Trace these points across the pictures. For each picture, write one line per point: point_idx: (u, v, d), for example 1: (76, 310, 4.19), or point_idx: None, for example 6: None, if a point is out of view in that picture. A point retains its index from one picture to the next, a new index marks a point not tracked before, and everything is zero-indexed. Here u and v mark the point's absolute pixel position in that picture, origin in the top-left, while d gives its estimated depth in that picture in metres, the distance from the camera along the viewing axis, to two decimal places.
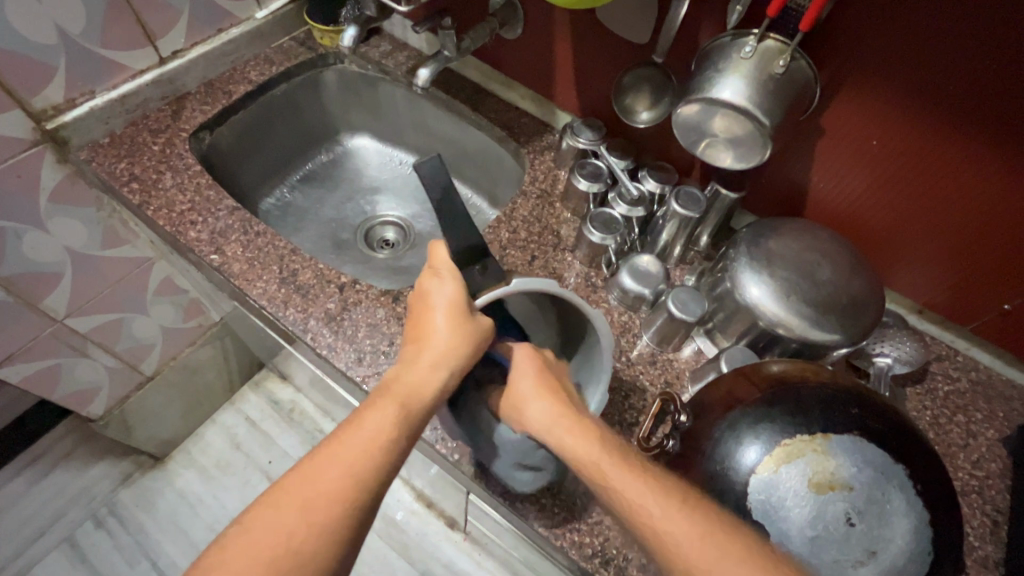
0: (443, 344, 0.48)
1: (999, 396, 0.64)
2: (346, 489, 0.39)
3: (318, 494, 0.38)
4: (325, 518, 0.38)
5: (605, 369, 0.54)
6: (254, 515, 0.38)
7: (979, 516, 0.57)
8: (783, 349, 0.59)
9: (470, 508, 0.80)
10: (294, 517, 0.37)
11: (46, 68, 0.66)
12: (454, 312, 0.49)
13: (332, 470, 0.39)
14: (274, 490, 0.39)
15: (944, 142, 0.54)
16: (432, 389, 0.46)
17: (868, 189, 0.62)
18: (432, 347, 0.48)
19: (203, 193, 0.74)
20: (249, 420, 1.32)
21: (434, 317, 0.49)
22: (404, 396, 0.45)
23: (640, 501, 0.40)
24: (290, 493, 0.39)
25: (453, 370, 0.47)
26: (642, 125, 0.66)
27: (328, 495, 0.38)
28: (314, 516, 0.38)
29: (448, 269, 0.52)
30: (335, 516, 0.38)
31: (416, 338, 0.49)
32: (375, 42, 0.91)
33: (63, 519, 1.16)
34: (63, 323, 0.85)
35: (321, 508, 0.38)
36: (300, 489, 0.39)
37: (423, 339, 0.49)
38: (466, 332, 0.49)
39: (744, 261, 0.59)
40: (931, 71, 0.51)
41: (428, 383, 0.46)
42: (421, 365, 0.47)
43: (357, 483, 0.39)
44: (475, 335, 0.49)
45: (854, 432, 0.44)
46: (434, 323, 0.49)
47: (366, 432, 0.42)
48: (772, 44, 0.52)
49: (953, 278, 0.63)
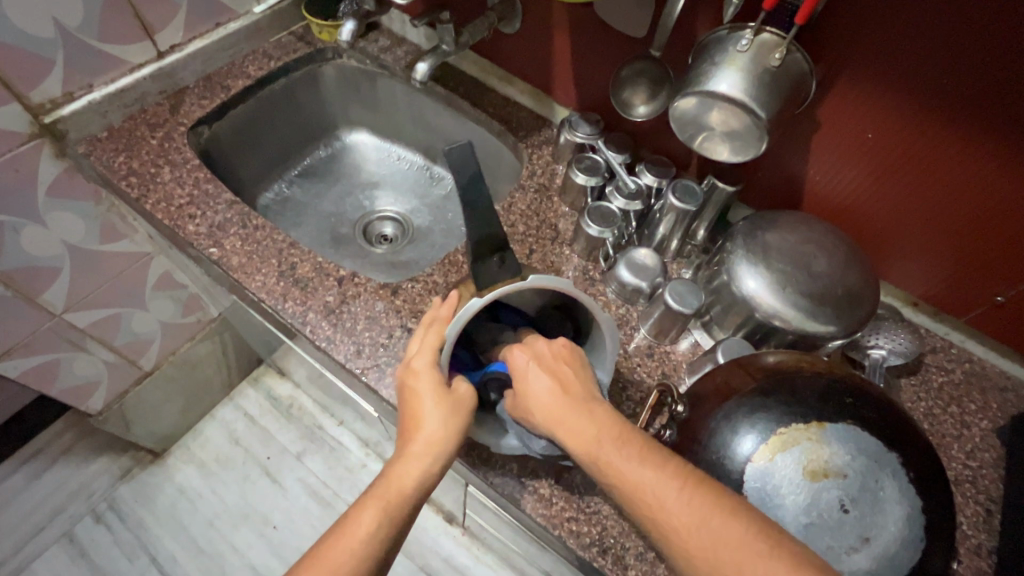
0: (429, 433, 0.45)
1: (993, 387, 0.65)
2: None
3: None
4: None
5: (607, 361, 0.55)
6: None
7: (972, 505, 0.57)
8: (779, 341, 0.60)
9: (469, 501, 0.81)
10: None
11: (44, 61, 0.66)
12: (433, 396, 0.47)
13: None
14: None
15: (939, 138, 0.55)
16: (422, 481, 0.44)
17: (865, 182, 0.62)
18: (419, 437, 0.45)
19: (202, 187, 0.74)
20: (248, 416, 1.33)
21: (416, 404, 0.47)
22: (391, 492, 0.43)
23: (637, 481, 0.40)
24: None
25: (442, 458, 0.45)
26: (639, 119, 0.66)
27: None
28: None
29: (425, 350, 0.49)
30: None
31: (402, 427, 0.47)
32: (374, 37, 0.91)
33: (62, 515, 1.16)
34: (62, 318, 0.85)
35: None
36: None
37: (408, 430, 0.46)
38: (451, 418, 0.46)
39: (741, 254, 0.60)
40: (926, 67, 0.51)
41: (415, 475, 0.44)
42: (408, 458, 0.45)
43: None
44: (460, 418, 0.47)
45: (849, 420, 0.45)
46: (417, 411, 0.46)
47: (351, 538, 0.40)
48: (769, 38, 0.52)
49: (947, 270, 0.63)
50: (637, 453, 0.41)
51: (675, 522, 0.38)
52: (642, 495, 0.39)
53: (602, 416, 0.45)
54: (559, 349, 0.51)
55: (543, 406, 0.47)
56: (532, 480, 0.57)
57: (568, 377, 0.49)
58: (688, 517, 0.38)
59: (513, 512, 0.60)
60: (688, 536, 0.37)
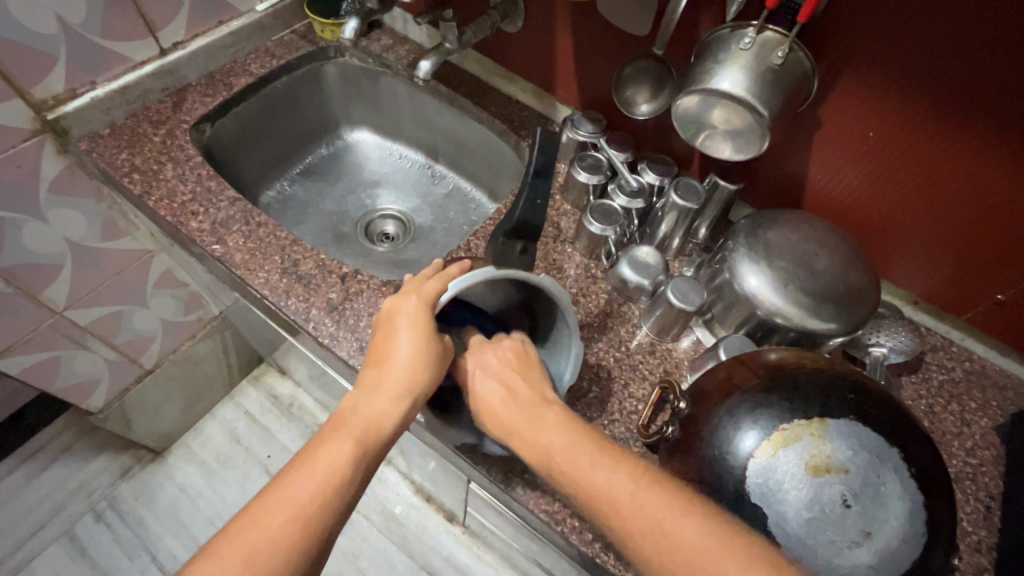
0: (397, 376, 0.47)
1: (993, 385, 0.65)
2: (292, 537, 0.39)
3: (263, 542, 0.38)
4: (273, 564, 0.37)
5: (572, 357, 0.57)
6: (196, 565, 0.37)
7: (972, 502, 0.58)
8: (780, 338, 0.60)
9: (470, 499, 0.81)
10: (239, 568, 0.37)
11: (47, 58, 0.66)
12: (420, 336, 0.48)
13: (276, 518, 0.39)
14: (219, 538, 0.38)
15: (937, 135, 0.55)
16: (387, 422, 0.45)
17: (865, 180, 0.63)
18: (389, 376, 0.47)
19: (205, 184, 0.74)
20: (248, 414, 1.33)
21: (399, 340, 0.48)
22: (363, 430, 0.44)
23: (598, 485, 0.40)
24: (235, 541, 0.38)
25: (415, 401, 0.47)
26: (642, 117, 0.67)
27: (275, 536, 0.38)
28: (256, 563, 0.37)
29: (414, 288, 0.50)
30: (284, 561, 0.38)
31: (373, 361, 0.48)
32: (376, 35, 0.91)
33: (62, 513, 1.16)
34: (63, 315, 0.85)
35: (268, 552, 0.38)
36: (246, 536, 0.38)
37: (386, 364, 0.47)
38: (421, 366, 0.47)
39: (743, 252, 0.60)
40: (927, 66, 0.52)
41: (381, 415, 0.45)
42: (382, 398, 0.46)
43: (304, 528, 0.39)
44: (429, 368, 0.48)
45: (850, 417, 0.45)
46: (398, 348, 0.48)
47: (317, 469, 0.41)
48: (772, 36, 0.52)
49: (947, 269, 0.64)
50: (603, 454, 0.42)
51: (637, 523, 0.38)
52: (604, 496, 0.40)
53: (546, 424, 0.45)
54: (508, 348, 0.51)
55: (499, 414, 0.47)
56: (534, 476, 0.57)
57: (512, 381, 0.49)
58: (653, 518, 0.38)
59: (515, 509, 0.60)
60: (649, 537, 0.38)
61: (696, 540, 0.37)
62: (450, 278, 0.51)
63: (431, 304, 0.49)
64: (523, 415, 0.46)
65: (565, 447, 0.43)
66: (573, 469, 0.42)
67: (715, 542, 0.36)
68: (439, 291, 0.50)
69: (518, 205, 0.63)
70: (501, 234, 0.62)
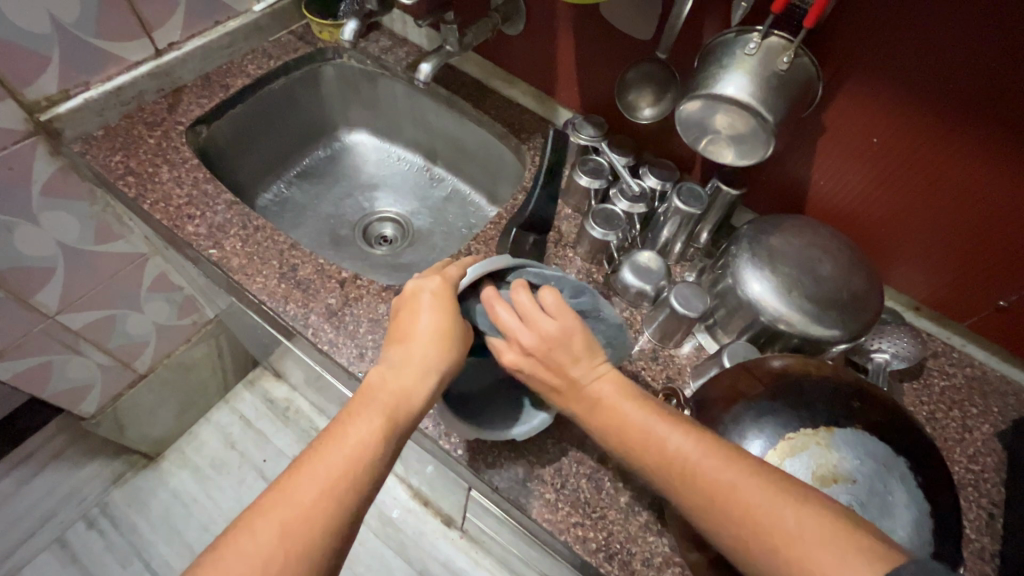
0: (425, 351, 0.46)
1: (995, 391, 0.65)
2: (326, 511, 0.38)
3: (297, 516, 0.37)
4: (306, 539, 0.36)
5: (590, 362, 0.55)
6: (228, 540, 0.36)
7: (975, 509, 0.57)
8: (784, 344, 0.60)
9: (469, 505, 0.80)
10: (273, 543, 0.36)
11: (40, 58, 0.65)
12: (444, 313, 0.48)
13: (310, 491, 0.38)
14: (253, 513, 0.37)
15: (941, 142, 0.55)
16: (417, 399, 0.45)
17: (867, 185, 0.63)
18: (416, 351, 0.46)
19: (201, 187, 0.73)
20: (243, 418, 1.31)
21: (423, 317, 0.48)
22: (391, 405, 0.44)
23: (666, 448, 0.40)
24: (267, 515, 0.37)
25: (441, 377, 0.47)
26: (645, 122, 0.66)
27: (309, 509, 0.37)
28: (291, 538, 0.36)
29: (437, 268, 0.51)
30: (319, 534, 0.37)
31: (397, 339, 0.48)
32: (374, 37, 0.90)
33: (53, 519, 1.14)
34: (55, 320, 0.84)
35: (301, 526, 0.37)
36: (279, 509, 0.37)
37: (411, 341, 0.47)
38: (448, 343, 0.47)
39: (746, 257, 0.60)
40: (933, 73, 0.51)
41: (411, 390, 0.45)
42: (410, 373, 0.45)
43: (338, 502, 0.38)
44: (455, 348, 0.48)
45: (857, 426, 0.45)
46: (423, 324, 0.47)
47: (350, 443, 0.41)
48: (777, 41, 0.52)
49: (948, 274, 0.64)
50: (670, 423, 0.42)
51: (709, 490, 0.38)
52: (676, 464, 0.39)
53: (609, 398, 0.44)
54: (546, 327, 0.46)
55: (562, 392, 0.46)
56: (537, 485, 0.57)
57: (563, 364, 0.46)
58: (723, 484, 0.37)
59: (518, 517, 0.59)
60: (724, 504, 0.37)
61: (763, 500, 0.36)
62: (469, 265, 0.52)
63: (453, 284, 0.50)
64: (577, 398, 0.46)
65: (638, 419, 0.42)
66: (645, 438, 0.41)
67: (789, 505, 0.35)
68: (458, 274, 0.51)
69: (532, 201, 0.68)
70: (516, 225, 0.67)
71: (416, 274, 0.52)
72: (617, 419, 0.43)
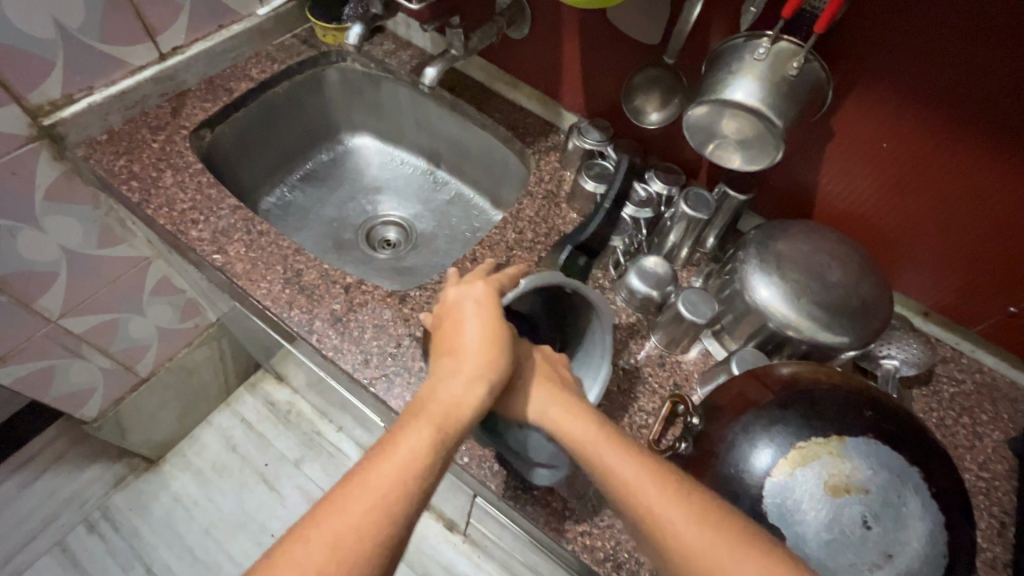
0: (476, 358, 0.47)
1: (1004, 398, 0.65)
2: (377, 523, 0.37)
3: (349, 528, 0.36)
4: (359, 552, 0.35)
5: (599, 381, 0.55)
6: (280, 552, 0.35)
7: (986, 517, 0.57)
8: (793, 351, 0.59)
9: (473, 510, 0.80)
10: (326, 555, 0.35)
11: (44, 62, 0.64)
12: (491, 321, 0.49)
13: (361, 504, 0.37)
14: (307, 523, 0.37)
15: (951, 148, 0.55)
16: (469, 406, 0.44)
17: (877, 191, 0.62)
18: (466, 359, 0.47)
19: (205, 192, 0.73)
20: (245, 422, 1.31)
21: (470, 324, 0.49)
22: (442, 415, 0.43)
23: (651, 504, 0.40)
24: (319, 528, 0.36)
25: (493, 386, 0.46)
26: (652, 127, 0.65)
27: (361, 522, 0.36)
28: (345, 549, 0.35)
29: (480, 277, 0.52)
30: (370, 547, 0.36)
31: (446, 350, 0.48)
32: (378, 40, 0.90)
33: (55, 523, 1.14)
34: (58, 324, 0.83)
35: (353, 539, 0.36)
36: (332, 521, 0.36)
37: (461, 350, 0.47)
38: (498, 349, 0.47)
39: (753, 263, 0.59)
40: (945, 80, 0.51)
41: (464, 398, 0.44)
42: (460, 381, 0.45)
43: (390, 514, 0.37)
44: (505, 353, 0.48)
45: (869, 435, 0.44)
46: (472, 333, 0.48)
47: (401, 454, 0.40)
48: (787, 46, 0.51)
49: (959, 280, 0.63)
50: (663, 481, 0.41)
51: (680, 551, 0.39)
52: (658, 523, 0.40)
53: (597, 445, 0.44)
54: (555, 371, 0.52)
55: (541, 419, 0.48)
56: (545, 494, 0.56)
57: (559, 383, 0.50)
58: (692, 546, 0.38)
59: (524, 526, 0.59)
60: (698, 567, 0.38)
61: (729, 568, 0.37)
62: (515, 276, 0.54)
63: (496, 293, 0.51)
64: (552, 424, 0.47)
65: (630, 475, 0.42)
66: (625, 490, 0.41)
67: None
68: (505, 285, 0.52)
69: (592, 223, 0.67)
70: (571, 243, 0.67)
71: (458, 283, 0.53)
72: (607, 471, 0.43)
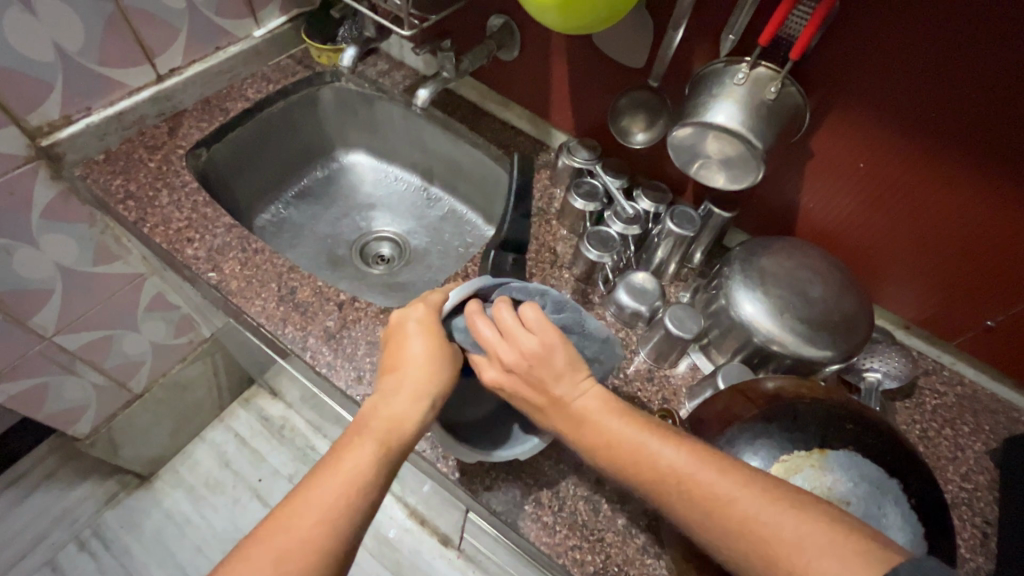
0: (417, 377, 0.46)
1: (985, 409, 0.66)
2: (321, 536, 0.38)
3: (292, 545, 0.37)
4: (303, 565, 0.36)
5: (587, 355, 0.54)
6: (226, 568, 0.36)
7: (969, 528, 0.58)
8: (777, 365, 0.60)
9: (466, 525, 0.80)
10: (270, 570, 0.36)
11: (43, 85, 0.66)
12: (432, 339, 0.48)
13: (305, 520, 0.38)
14: (252, 541, 0.38)
15: (925, 167, 0.56)
16: (411, 423, 0.45)
17: (856, 208, 0.64)
18: (404, 378, 0.46)
19: (201, 211, 0.74)
20: (238, 437, 1.31)
21: (413, 342, 0.48)
22: (385, 432, 0.43)
23: (654, 457, 0.40)
24: (263, 546, 0.37)
25: (434, 401, 0.46)
26: (638, 146, 0.67)
27: (303, 538, 0.37)
28: (288, 565, 0.36)
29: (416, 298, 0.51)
30: (311, 564, 0.37)
31: (387, 368, 0.48)
32: (372, 61, 0.92)
33: (44, 542, 1.13)
34: (52, 341, 0.84)
35: (297, 555, 0.37)
36: (275, 538, 0.37)
37: (403, 368, 0.47)
38: (436, 368, 0.47)
39: (738, 279, 0.61)
40: (917, 103, 0.53)
41: (405, 416, 0.45)
42: (403, 399, 0.45)
43: (333, 531, 0.38)
44: (444, 372, 0.47)
45: (850, 448, 0.46)
46: (412, 351, 0.48)
47: (343, 472, 0.41)
48: (765, 72, 0.53)
49: (938, 295, 0.65)
50: (663, 436, 0.42)
51: (706, 503, 0.37)
52: (671, 478, 0.39)
53: (594, 413, 0.44)
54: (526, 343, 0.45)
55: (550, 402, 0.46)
56: (535, 509, 0.57)
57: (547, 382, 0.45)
58: (720, 496, 0.37)
59: (516, 540, 0.59)
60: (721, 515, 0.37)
61: (751, 507, 0.36)
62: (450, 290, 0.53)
63: (435, 311, 0.50)
64: (563, 414, 0.45)
65: (626, 432, 0.42)
66: (638, 452, 0.41)
67: (786, 511, 0.35)
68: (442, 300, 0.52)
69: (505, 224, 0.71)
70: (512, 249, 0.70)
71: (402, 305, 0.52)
72: (604, 434, 0.43)
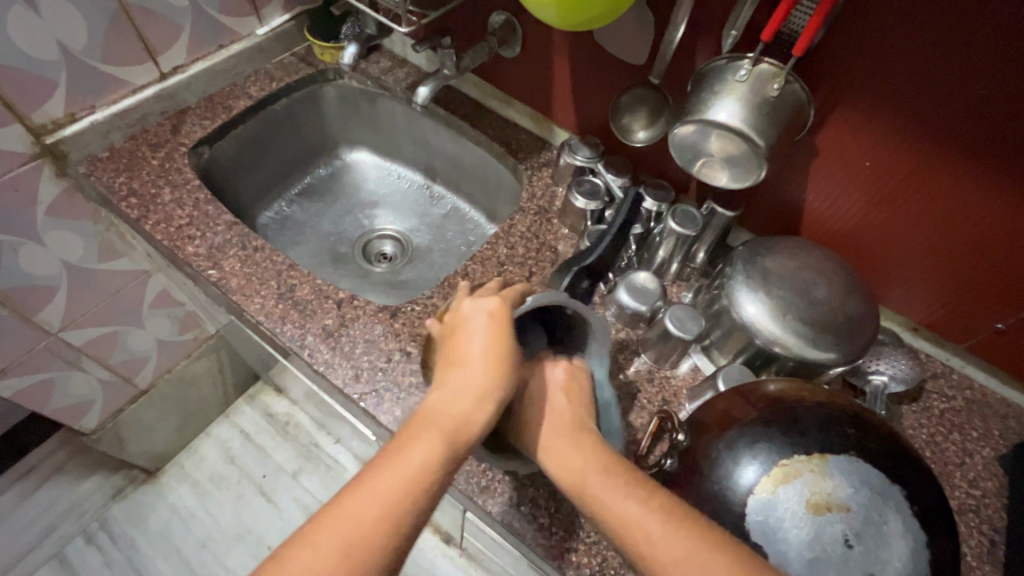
0: (483, 376, 0.46)
1: (995, 414, 0.65)
2: (386, 529, 0.37)
3: (358, 534, 0.36)
4: (365, 559, 0.36)
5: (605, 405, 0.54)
6: (291, 553, 0.36)
7: (976, 535, 0.57)
8: (780, 367, 0.59)
9: (468, 525, 0.80)
10: (333, 558, 0.35)
11: (46, 84, 0.66)
12: (499, 338, 0.48)
13: (370, 510, 0.37)
14: (315, 525, 0.37)
15: (933, 167, 0.55)
16: (476, 424, 0.44)
17: (864, 207, 0.63)
18: (469, 375, 0.46)
19: (202, 208, 0.74)
20: (243, 433, 1.31)
21: (478, 338, 0.48)
22: (451, 429, 0.43)
23: (627, 516, 0.39)
24: (329, 533, 0.36)
25: (499, 403, 0.46)
26: (640, 144, 0.66)
27: (368, 529, 0.37)
28: (353, 555, 0.36)
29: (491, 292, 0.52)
30: (375, 553, 0.36)
31: (451, 360, 0.48)
32: (375, 58, 0.92)
33: (53, 534, 1.15)
34: (58, 337, 0.85)
35: (361, 545, 0.36)
36: (338, 526, 0.36)
37: (467, 363, 0.47)
38: (501, 372, 0.47)
39: (741, 279, 0.60)
40: (923, 101, 0.52)
41: (473, 415, 0.44)
42: (468, 397, 0.45)
43: (397, 523, 0.37)
44: (509, 376, 0.47)
45: (850, 452, 0.44)
46: (479, 346, 0.47)
47: (411, 465, 0.40)
48: (767, 68, 0.52)
49: (947, 296, 0.63)
50: (643, 496, 0.40)
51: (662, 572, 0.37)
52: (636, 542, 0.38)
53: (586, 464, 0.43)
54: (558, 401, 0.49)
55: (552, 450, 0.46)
56: (532, 511, 0.56)
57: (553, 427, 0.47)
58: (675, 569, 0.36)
59: (513, 542, 0.59)
60: None
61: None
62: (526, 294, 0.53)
63: (508, 309, 0.50)
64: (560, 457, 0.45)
65: (607, 489, 0.41)
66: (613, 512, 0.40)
67: None
68: (516, 301, 0.52)
69: (597, 248, 0.67)
70: (576, 266, 0.66)
71: (472, 297, 0.52)
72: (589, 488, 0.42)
